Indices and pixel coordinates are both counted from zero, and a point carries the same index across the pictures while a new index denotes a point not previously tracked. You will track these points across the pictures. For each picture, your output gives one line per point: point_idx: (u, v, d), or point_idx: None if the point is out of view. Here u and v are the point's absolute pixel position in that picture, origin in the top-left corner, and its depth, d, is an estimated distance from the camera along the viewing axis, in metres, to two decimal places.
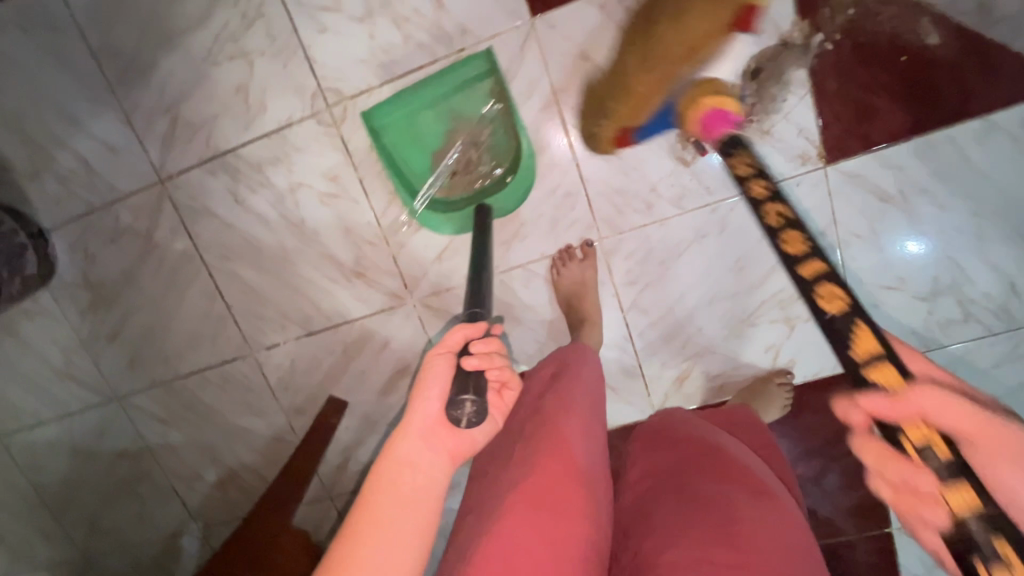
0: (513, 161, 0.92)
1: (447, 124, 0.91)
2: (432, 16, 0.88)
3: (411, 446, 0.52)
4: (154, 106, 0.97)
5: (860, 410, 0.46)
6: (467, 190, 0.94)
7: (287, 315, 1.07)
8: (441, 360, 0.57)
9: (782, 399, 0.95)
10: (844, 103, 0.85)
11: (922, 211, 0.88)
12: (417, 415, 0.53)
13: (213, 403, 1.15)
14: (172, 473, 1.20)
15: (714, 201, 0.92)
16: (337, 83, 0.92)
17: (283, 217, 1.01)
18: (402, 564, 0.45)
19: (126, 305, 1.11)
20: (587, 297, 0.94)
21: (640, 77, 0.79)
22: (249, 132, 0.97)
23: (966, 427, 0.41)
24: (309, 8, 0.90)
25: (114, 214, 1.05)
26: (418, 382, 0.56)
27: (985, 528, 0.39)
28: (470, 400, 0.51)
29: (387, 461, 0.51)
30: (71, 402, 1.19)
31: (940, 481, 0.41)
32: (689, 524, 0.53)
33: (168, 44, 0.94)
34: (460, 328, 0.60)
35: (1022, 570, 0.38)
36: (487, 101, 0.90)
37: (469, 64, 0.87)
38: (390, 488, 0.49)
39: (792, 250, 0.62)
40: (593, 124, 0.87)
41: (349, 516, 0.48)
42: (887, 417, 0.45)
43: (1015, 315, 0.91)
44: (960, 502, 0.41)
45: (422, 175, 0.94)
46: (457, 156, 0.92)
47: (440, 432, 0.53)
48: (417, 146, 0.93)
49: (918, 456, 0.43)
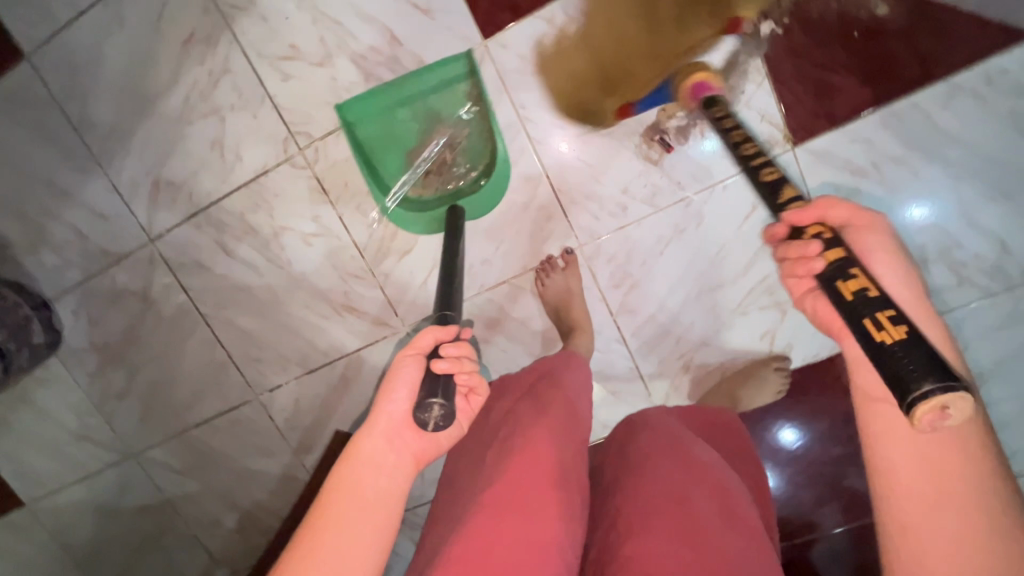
0: (487, 163, 0.93)
1: (424, 123, 0.93)
2: (388, 51, 0.90)
3: (376, 443, 0.56)
4: (137, 170, 1.01)
5: (781, 223, 0.54)
6: (441, 190, 0.95)
7: (286, 354, 1.09)
8: (409, 363, 0.61)
9: (777, 384, 0.94)
10: (803, 83, 0.85)
11: (896, 181, 0.87)
12: (383, 414, 0.58)
13: (225, 449, 1.17)
14: (194, 522, 1.22)
15: (687, 196, 0.92)
16: (306, 127, 0.95)
17: (270, 260, 1.04)
18: (358, 555, 0.49)
19: (132, 363, 1.14)
20: (573, 305, 0.94)
21: (647, 64, 0.83)
22: (229, 183, 1.00)
23: (846, 218, 0.51)
24: (270, 58, 0.92)
25: (111, 277, 1.08)
26: (385, 382, 0.60)
27: (853, 267, 0.46)
28: (437, 405, 0.55)
29: (354, 458, 0.55)
30: (90, 463, 1.22)
31: (825, 245, 0.48)
32: (654, 516, 0.53)
33: (143, 110, 0.98)
34: (431, 331, 0.63)
35: (874, 284, 0.44)
36: (465, 105, 0.93)
37: (449, 62, 0.89)
38: (355, 483, 0.53)
39: (769, 182, 0.62)
40: (594, 104, 0.88)
41: (315, 505, 0.52)
42: (798, 221, 0.52)
43: (1011, 273, 0.88)
44: (838, 255, 0.47)
45: (396, 173, 0.95)
46: (433, 155, 0.94)
47: (406, 432, 0.58)
48: (393, 144, 0.94)
49: (814, 237, 0.50)
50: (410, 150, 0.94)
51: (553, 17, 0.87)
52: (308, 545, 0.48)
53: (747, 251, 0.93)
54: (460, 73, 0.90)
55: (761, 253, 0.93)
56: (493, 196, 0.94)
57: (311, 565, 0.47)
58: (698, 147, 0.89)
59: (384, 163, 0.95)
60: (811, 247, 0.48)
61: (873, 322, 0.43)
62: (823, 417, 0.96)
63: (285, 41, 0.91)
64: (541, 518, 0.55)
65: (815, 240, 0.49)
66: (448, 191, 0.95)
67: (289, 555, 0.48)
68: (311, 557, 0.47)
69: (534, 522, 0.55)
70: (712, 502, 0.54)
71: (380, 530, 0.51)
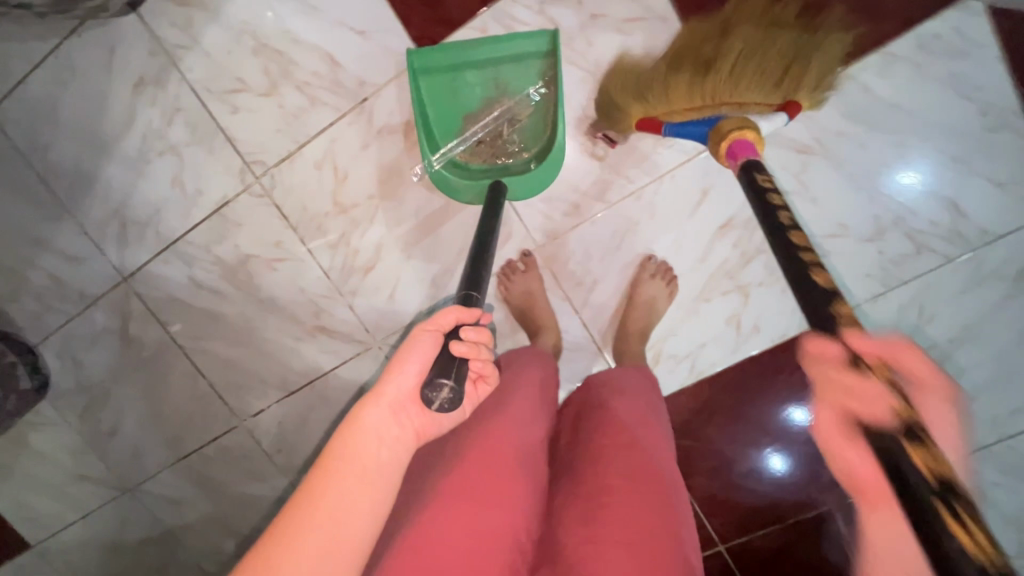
0: (540, 147, 0.93)
1: (490, 89, 0.92)
2: (331, 74, 0.93)
3: (378, 414, 0.56)
4: (104, 212, 1.04)
5: (840, 345, 0.54)
6: (488, 162, 0.95)
7: (266, 379, 1.10)
8: (426, 337, 0.62)
9: (664, 287, 0.94)
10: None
11: (843, 153, 0.88)
12: (392, 386, 0.58)
13: (217, 476, 1.18)
14: (197, 550, 1.24)
15: (637, 189, 0.93)
16: (260, 156, 0.97)
17: (241, 288, 1.06)
18: (359, 524, 0.48)
19: (120, 400, 1.16)
20: (536, 306, 0.96)
21: (681, 82, 0.80)
22: (192, 218, 1.02)
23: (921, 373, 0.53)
24: (217, 92, 0.95)
25: (91, 318, 1.11)
26: (399, 353, 0.60)
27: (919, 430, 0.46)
28: (447, 385, 0.54)
29: (355, 426, 0.54)
30: (88, 502, 1.23)
31: (890, 391, 0.49)
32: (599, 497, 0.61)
33: (104, 154, 1.01)
34: (453, 311, 0.64)
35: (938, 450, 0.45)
36: (537, 82, 0.92)
37: (531, 38, 0.87)
38: (354, 453, 0.52)
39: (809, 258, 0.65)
40: (618, 97, 0.85)
41: (311, 472, 0.50)
42: (864, 352, 0.53)
43: (968, 236, 0.88)
44: (906, 410, 0.47)
45: (450, 135, 0.95)
46: (488, 127, 0.94)
47: (410, 406, 0.58)
48: (455, 105, 0.93)
49: (873, 373, 0.51)
50: (469, 115, 0.94)
51: (486, 26, 0.89)
52: (301, 512, 0.46)
53: (703, 237, 0.94)
54: (542, 50, 0.89)
55: (717, 236, 0.94)
56: (541, 183, 0.92)
57: (305, 533, 0.45)
58: (643, 140, 0.91)
59: (441, 122, 0.94)
60: (879, 394, 0.49)
61: (944, 503, 0.42)
62: (799, 397, 0.97)
63: (230, 74, 0.94)
64: (503, 493, 0.60)
65: (883, 389, 0.49)
66: (497, 165, 0.95)
67: (280, 519, 0.46)
68: (305, 524, 0.45)
69: (496, 500, 0.59)
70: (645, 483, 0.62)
71: (377, 502, 0.50)
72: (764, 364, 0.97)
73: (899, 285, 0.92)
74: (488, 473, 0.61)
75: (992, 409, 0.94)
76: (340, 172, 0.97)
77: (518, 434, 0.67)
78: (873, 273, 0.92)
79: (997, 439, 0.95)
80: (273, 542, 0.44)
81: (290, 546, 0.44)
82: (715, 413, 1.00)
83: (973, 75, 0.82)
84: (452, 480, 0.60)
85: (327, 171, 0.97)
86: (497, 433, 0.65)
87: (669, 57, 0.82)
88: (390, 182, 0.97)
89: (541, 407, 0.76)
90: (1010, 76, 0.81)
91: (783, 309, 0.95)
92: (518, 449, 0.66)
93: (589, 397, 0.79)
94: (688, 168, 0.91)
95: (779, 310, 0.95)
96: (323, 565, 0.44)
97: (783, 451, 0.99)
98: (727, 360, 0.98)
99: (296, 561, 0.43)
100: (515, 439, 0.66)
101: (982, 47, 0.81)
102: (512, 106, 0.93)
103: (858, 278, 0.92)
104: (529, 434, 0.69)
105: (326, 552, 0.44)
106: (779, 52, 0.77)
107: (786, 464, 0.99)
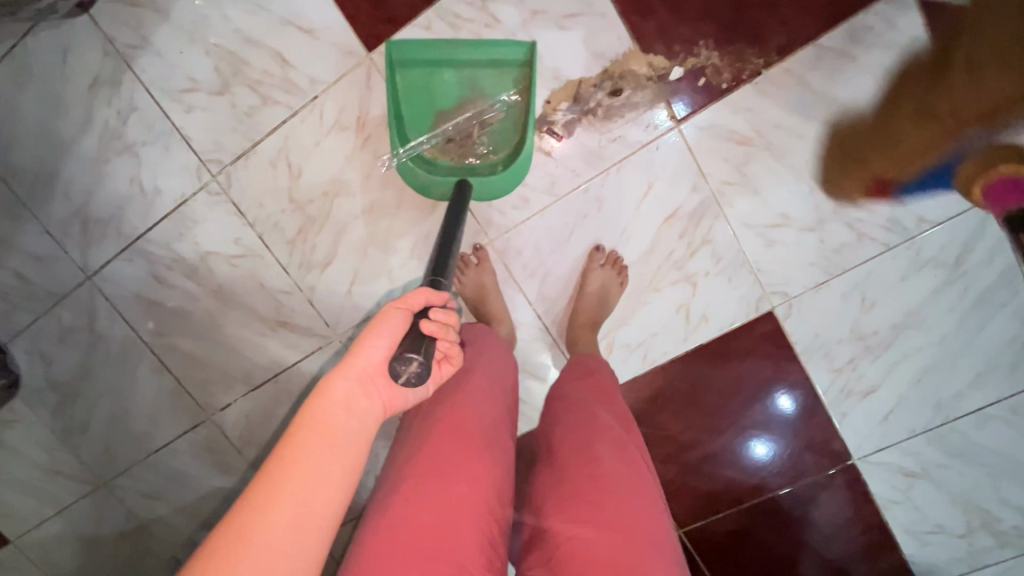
0: (509, 153, 0.94)
1: (464, 89, 0.93)
2: (281, 73, 0.97)
3: (346, 385, 0.58)
4: (65, 211, 1.06)
5: None
6: (455, 161, 0.96)
7: (231, 374, 1.12)
8: (397, 314, 0.63)
9: (614, 277, 0.97)
10: (677, 63, 0.90)
11: (782, 145, 0.91)
12: (361, 358, 0.59)
13: (187, 470, 1.18)
14: (171, 545, 1.24)
15: (584, 182, 0.97)
16: (216, 154, 1.01)
17: (203, 285, 1.08)
18: (332, 491, 0.50)
19: (89, 397, 1.16)
20: (489, 298, 0.98)
21: (908, 133, 0.86)
22: (152, 216, 1.05)
23: None
24: (172, 92, 0.99)
25: (57, 316, 1.12)
26: (369, 327, 0.62)
27: None
28: (415, 360, 0.57)
29: (325, 397, 0.56)
30: (65, 497, 1.22)
31: None
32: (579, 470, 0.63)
33: (63, 154, 1.03)
34: (425, 292, 0.65)
35: None
36: (511, 89, 0.93)
37: (511, 45, 0.89)
38: (323, 424, 0.54)
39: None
40: (842, 180, 0.91)
41: (282, 439, 0.52)
42: None
43: (906, 224, 0.90)
44: None
45: (420, 130, 0.96)
46: (458, 125, 0.94)
47: (377, 379, 0.59)
48: (428, 99, 0.94)
49: None
50: (442, 112, 0.95)
51: (430, 23, 0.93)
52: (273, 478, 0.48)
53: (650, 229, 0.97)
54: (519, 57, 0.90)
55: (664, 227, 0.97)
56: (505, 185, 0.95)
57: (278, 499, 0.47)
58: (588, 134, 0.95)
59: (413, 116, 0.95)
60: None
61: None
62: (748, 383, 0.99)
63: (183, 74, 0.98)
64: (481, 470, 0.61)
65: None
66: (463, 165, 0.96)
67: (255, 485, 0.48)
68: (278, 490, 0.47)
69: (474, 476, 0.60)
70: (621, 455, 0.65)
71: (346, 467, 0.52)
72: (714, 351, 0.99)
73: (841, 272, 0.94)
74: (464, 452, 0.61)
75: (935, 391, 0.95)
76: (294, 169, 1.00)
77: (487, 412, 0.68)
78: (816, 261, 0.94)
79: (941, 421, 0.95)
80: (248, 507, 0.46)
81: (265, 511, 0.46)
82: (669, 401, 1.01)
83: (902, 65, 0.86)
84: (427, 459, 0.61)
85: (282, 168, 1.01)
86: (467, 411, 0.66)
87: (882, 120, 0.88)
88: (344, 176, 1.00)
89: (508, 383, 0.77)
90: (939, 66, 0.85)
91: (730, 297, 0.97)
92: (488, 426, 0.66)
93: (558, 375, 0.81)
94: (632, 161, 0.95)
95: (727, 298, 0.97)
96: (297, 533, 0.46)
97: (756, 442, 1.00)
98: (678, 348, 1.00)
99: (271, 525, 0.46)
100: (484, 416, 0.67)
101: (912, 38, 0.85)
102: (483, 108, 0.94)
103: (801, 266, 0.95)
104: (498, 410, 0.70)
105: (298, 517, 0.47)
106: (960, 80, 0.82)
107: (772, 450, 0.99)
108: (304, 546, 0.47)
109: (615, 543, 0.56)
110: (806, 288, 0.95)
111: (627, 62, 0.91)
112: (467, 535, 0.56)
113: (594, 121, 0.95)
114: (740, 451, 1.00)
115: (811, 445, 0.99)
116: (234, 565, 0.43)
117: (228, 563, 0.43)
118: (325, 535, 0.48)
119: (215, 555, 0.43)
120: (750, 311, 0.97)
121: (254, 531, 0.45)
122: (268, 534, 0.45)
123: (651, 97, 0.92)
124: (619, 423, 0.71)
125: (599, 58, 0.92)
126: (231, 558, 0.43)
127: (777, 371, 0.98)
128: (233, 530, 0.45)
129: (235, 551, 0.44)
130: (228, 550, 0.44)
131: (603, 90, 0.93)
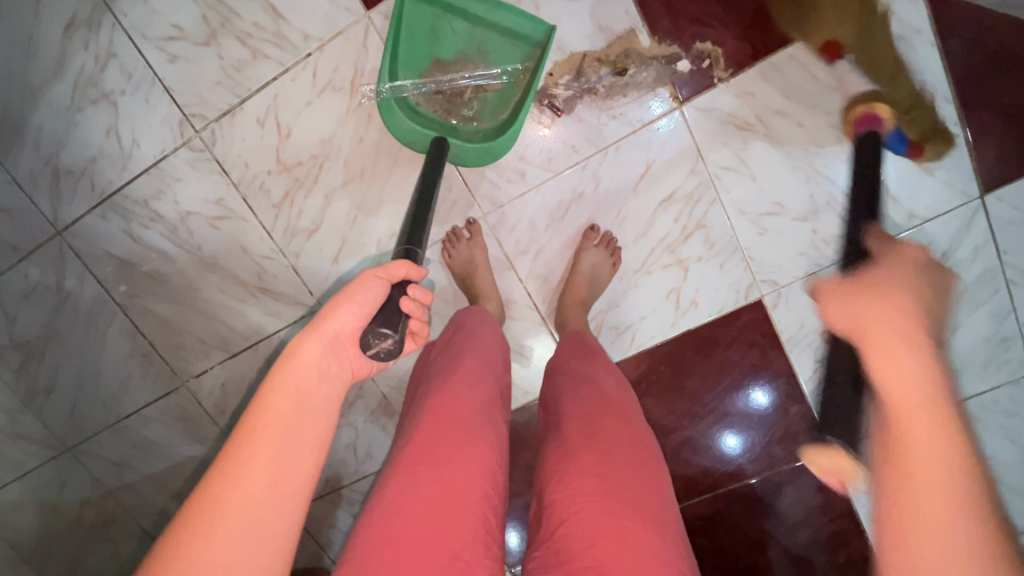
0: (495, 126, 0.94)
1: (470, 46, 0.91)
2: (273, 26, 0.94)
3: (316, 350, 0.56)
4: (34, 160, 1.01)
5: None
6: (439, 114, 0.94)
7: (206, 340, 1.07)
8: (375, 282, 0.62)
9: (605, 257, 0.96)
10: (687, 54, 0.90)
11: (781, 131, 0.92)
12: (334, 323, 0.58)
13: (157, 437, 1.13)
14: (137, 513, 1.16)
15: (583, 159, 0.96)
16: (200, 109, 0.97)
17: (181, 246, 1.04)
18: (311, 439, 0.50)
19: (53, 358, 1.10)
20: (478, 272, 0.97)
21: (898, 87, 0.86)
22: (128, 170, 1.01)
23: None
24: (155, 40, 0.95)
25: (23, 272, 1.06)
26: (347, 292, 0.60)
27: None
28: (389, 337, 0.57)
29: (299, 355, 0.55)
30: (25, 461, 1.14)
31: None
32: (582, 446, 0.63)
33: (35, 99, 0.98)
34: (406, 264, 0.64)
35: None
36: (517, 62, 0.92)
37: (532, 22, 0.88)
38: (298, 381, 0.53)
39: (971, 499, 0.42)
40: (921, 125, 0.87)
41: (252, 402, 0.50)
42: None
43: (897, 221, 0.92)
44: None
45: (411, 72, 0.92)
46: (452, 80, 0.92)
47: (347, 345, 0.59)
48: (430, 44, 0.92)
49: None
50: (439, 61, 0.92)
51: None
52: (241, 449, 0.46)
53: (644, 211, 0.97)
54: (537, 36, 0.90)
55: (659, 209, 0.96)
56: (480, 158, 0.94)
57: (265, 449, 0.47)
58: (589, 110, 0.94)
59: (409, 55, 0.92)
60: None
61: None
62: (731, 369, 0.99)
63: (167, 21, 0.95)
64: (477, 450, 0.60)
65: None
66: (445, 122, 0.94)
67: (227, 453, 0.46)
68: (249, 458, 0.46)
69: (472, 458, 0.59)
70: (621, 430, 0.65)
71: (317, 433, 0.51)
72: (699, 334, 0.99)
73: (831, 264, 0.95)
74: (460, 430, 0.61)
75: None
76: (283, 129, 0.97)
77: (478, 394, 0.67)
78: (807, 251, 0.95)
79: None
80: (218, 477, 0.44)
81: (250, 463, 0.45)
82: (652, 384, 1.01)
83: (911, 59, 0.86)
84: (424, 439, 0.59)
85: (270, 127, 0.97)
86: (461, 392, 0.65)
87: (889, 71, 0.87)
88: (335, 139, 0.97)
89: (502, 365, 0.77)
90: (942, 64, 0.85)
91: (722, 283, 0.97)
92: (482, 405, 0.66)
93: (557, 364, 0.80)
94: (632, 140, 0.94)
95: (718, 285, 0.97)
96: (265, 503, 0.44)
97: (736, 432, 1.00)
98: (666, 333, 1.00)
99: (254, 476, 0.45)
100: (475, 396, 0.66)
101: (918, 30, 0.85)
102: (482, 69, 0.92)
103: (792, 256, 0.95)
104: (491, 392, 0.69)
105: (278, 469, 0.46)
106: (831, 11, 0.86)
107: (743, 442, 1.00)
108: (286, 496, 0.46)
109: (616, 518, 0.55)
110: (794, 278, 0.96)
111: (629, 38, 0.90)
112: (465, 516, 0.55)
113: (596, 98, 0.94)
114: (716, 438, 1.01)
115: (785, 433, 0.99)
116: (221, 515, 0.42)
117: (214, 509, 0.42)
118: (300, 500, 0.47)
119: (203, 506, 0.43)
120: (740, 299, 0.97)
121: (231, 493, 0.43)
122: (256, 484, 0.45)
123: (654, 78, 0.91)
124: (621, 399, 0.71)
125: (603, 31, 0.91)
126: (216, 513, 0.42)
127: (763, 358, 0.98)
128: (205, 500, 0.43)
129: (222, 500, 0.43)
130: (203, 518, 0.42)
131: (608, 69, 0.92)
